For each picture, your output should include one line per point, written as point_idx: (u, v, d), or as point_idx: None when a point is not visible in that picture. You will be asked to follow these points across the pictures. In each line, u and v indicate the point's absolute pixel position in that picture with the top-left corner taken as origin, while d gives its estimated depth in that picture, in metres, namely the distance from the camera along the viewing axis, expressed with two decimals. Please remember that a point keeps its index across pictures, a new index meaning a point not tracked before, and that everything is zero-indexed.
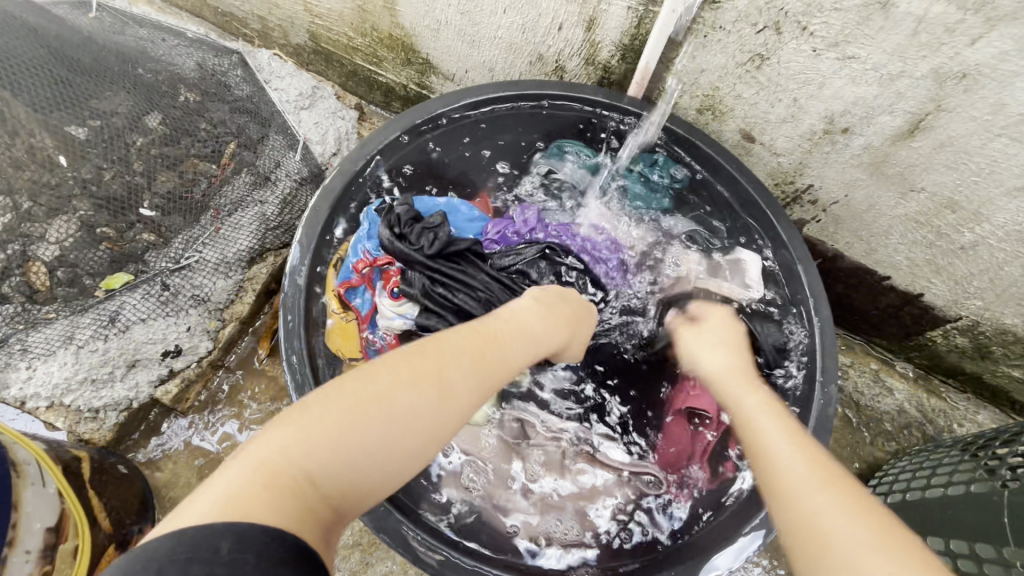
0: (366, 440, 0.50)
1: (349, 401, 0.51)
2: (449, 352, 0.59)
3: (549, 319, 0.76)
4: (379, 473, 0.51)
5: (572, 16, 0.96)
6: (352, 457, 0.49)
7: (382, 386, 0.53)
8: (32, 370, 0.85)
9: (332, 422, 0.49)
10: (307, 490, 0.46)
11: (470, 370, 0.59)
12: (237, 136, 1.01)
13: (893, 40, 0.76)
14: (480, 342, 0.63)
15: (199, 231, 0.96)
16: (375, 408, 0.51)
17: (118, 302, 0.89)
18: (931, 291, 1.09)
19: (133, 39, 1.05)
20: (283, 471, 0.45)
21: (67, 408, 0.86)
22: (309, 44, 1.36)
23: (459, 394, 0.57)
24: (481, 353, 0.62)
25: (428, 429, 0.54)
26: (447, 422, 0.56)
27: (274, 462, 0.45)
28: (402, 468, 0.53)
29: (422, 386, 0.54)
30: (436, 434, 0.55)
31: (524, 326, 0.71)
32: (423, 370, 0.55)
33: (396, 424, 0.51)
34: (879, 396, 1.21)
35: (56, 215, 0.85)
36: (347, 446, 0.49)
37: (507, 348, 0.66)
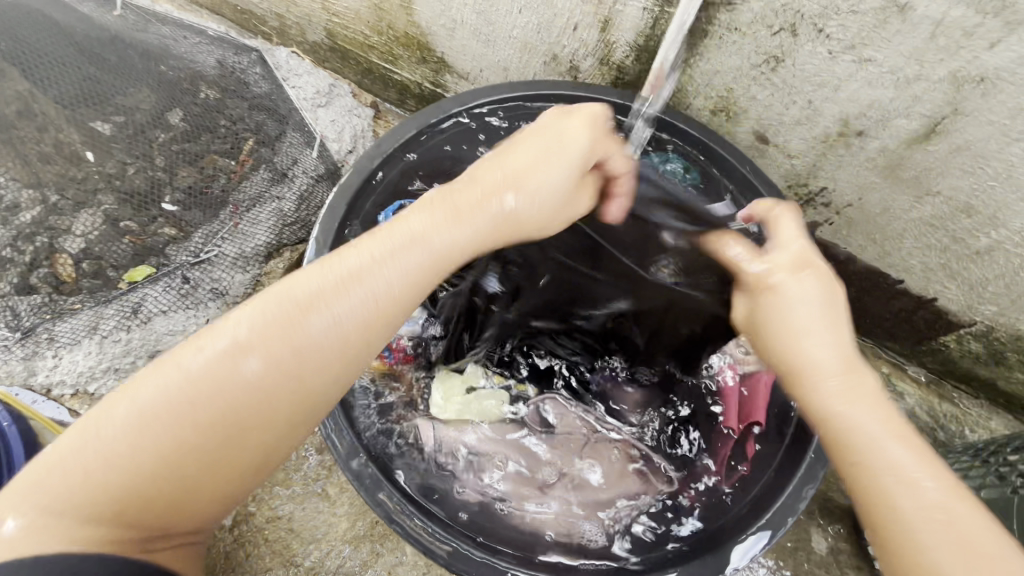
0: (153, 451, 0.50)
1: (134, 418, 0.50)
2: (256, 321, 0.53)
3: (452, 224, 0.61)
4: (183, 475, 0.51)
5: (588, 17, 0.97)
6: (168, 451, 0.50)
7: (170, 388, 0.51)
8: (58, 359, 0.87)
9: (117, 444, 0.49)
10: (110, 508, 0.49)
11: (276, 339, 0.53)
12: (255, 133, 1.04)
13: (910, 44, 0.76)
14: (313, 299, 0.55)
15: (218, 226, 0.98)
16: (175, 404, 0.50)
17: (140, 294, 0.91)
18: (945, 295, 1.09)
19: (156, 37, 1.08)
20: (72, 503, 0.48)
21: (91, 396, 0.87)
22: (325, 42, 1.38)
23: (265, 377, 0.52)
24: (304, 311, 0.54)
25: (234, 418, 0.52)
26: (254, 402, 0.52)
27: (68, 489, 0.48)
28: (216, 454, 0.52)
29: (211, 378, 0.51)
30: (248, 420, 0.53)
31: (394, 256, 0.58)
32: (218, 360, 0.52)
33: (202, 417, 0.51)
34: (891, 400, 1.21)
35: (82, 209, 0.92)
36: (154, 446, 0.50)
37: (340, 295, 0.55)
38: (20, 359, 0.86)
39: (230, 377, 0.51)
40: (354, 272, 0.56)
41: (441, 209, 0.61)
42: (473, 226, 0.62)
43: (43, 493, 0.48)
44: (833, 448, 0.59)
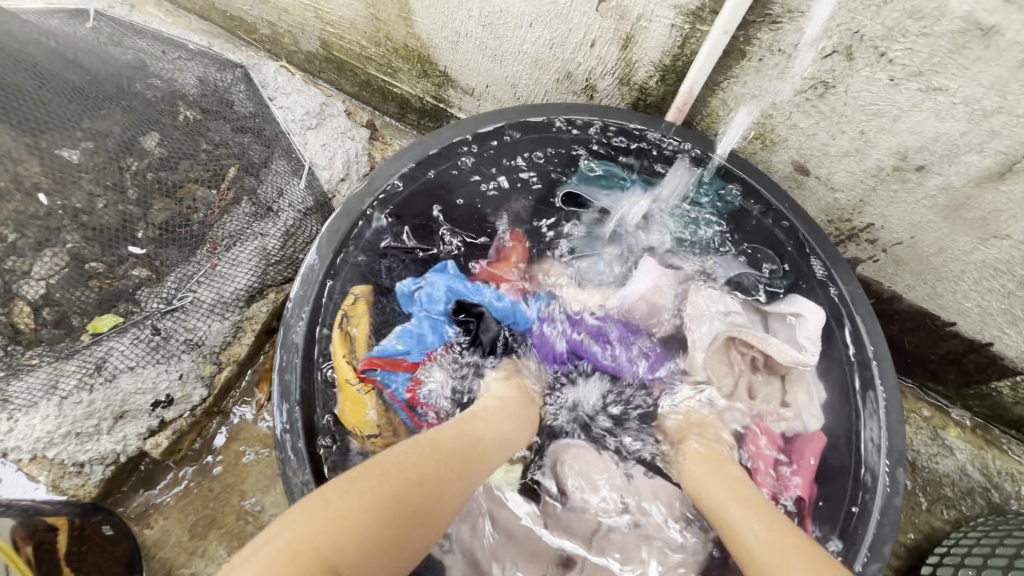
0: (408, 511, 0.50)
1: (358, 505, 0.47)
2: (437, 449, 0.59)
3: (523, 415, 0.78)
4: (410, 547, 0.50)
5: (607, 33, 0.86)
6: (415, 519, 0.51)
7: (385, 478, 0.51)
8: (13, 422, 0.77)
9: (342, 525, 0.45)
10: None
11: (458, 468, 0.59)
12: (239, 159, 0.95)
13: (993, 73, 0.64)
14: (469, 448, 0.63)
15: (194, 267, 0.89)
16: (424, 474, 0.54)
17: (105, 348, 0.81)
18: (1003, 341, 0.98)
19: (131, 52, 0.99)
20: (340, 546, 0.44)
21: (51, 462, 0.77)
22: (320, 53, 1.28)
23: (453, 496, 0.56)
24: (470, 455, 0.62)
25: (429, 523, 0.52)
26: (440, 515, 0.54)
27: (286, 559, 0.41)
28: (431, 533, 0.53)
29: (421, 482, 0.53)
30: (442, 521, 0.55)
31: (503, 429, 0.71)
32: (428, 467, 0.55)
33: (438, 493, 0.54)
34: (937, 456, 1.05)
35: (43, 249, 0.83)
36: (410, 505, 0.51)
37: (489, 448, 0.66)
38: None
39: (434, 488, 0.54)
40: (482, 430, 0.68)
41: (509, 396, 0.79)
42: (531, 422, 0.80)
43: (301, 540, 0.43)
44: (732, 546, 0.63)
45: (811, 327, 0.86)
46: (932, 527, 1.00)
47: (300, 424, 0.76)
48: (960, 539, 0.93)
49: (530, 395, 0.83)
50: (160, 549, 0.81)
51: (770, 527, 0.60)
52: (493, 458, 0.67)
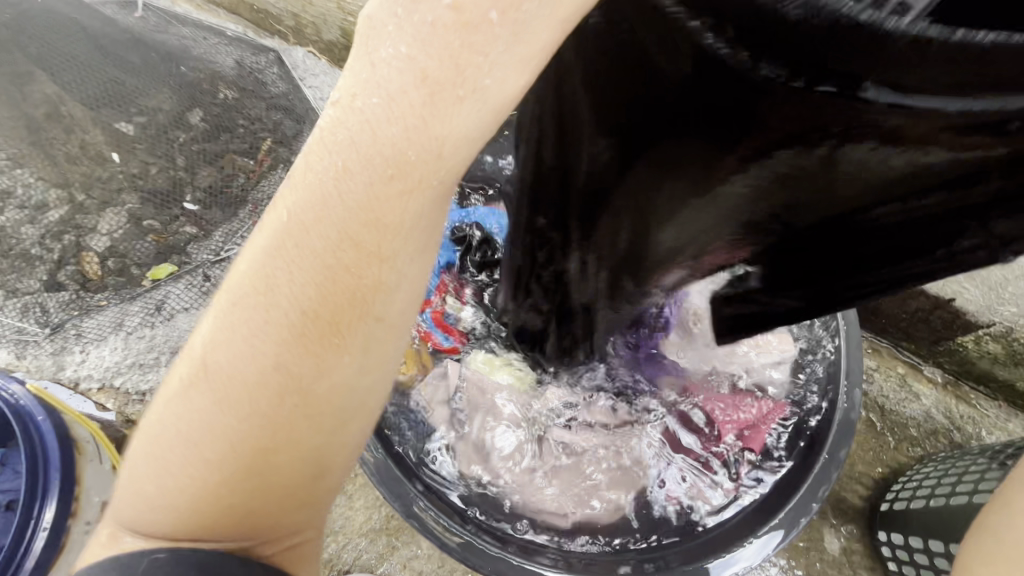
0: (216, 427, 0.36)
1: (154, 454, 0.37)
2: (251, 300, 0.35)
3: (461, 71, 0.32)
4: (264, 445, 0.36)
5: None
6: (230, 430, 0.36)
7: (174, 407, 0.36)
8: (85, 354, 0.88)
9: (144, 485, 0.37)
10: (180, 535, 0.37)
11: (296, 311, 0.35)
12: (272, 133, 1.07)
13: None
14: (332, 249, 0.35)
15: (238, 224, 0.99)
16: (217, 366, 0.36)
17: (163, 292, 0.92)
18: (964, 295, 1.08)
19: (176, 38, 1.10)
20: (165, 503, 0.36)
21: (117, 391, 0.87)
22: (341, 41, 1.39)
23: (305, 361, 0.36)
24: (325, 268, 0.35)
25: (280, 412, 0.36)
26: (295, 393, 0.36)
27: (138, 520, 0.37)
28: (290, 412, 0.36)
29: (226, 389, 0.36)
30: (302, 392, 0.36)
31: (428, 139, 0.33)
32: (228, 355, 0.36)
33: (255, 378, 0.35)
34: (905, 401, 1.16)
35: (107, 208, 0.95)
36: (210, 427, 0.35)
37: (394, 206, 0.34)
38: (49, 354, 0.87)
39: (245, 382, 0.36)
40: (345, 168, 0.34)
41: (424, 68, 0.32)
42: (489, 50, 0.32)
43: (133, 505, 0.37)
44: None
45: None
46: (898, 463, 1.10)
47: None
48: (920, 470, 1.04)
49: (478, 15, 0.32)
50: None
51: None
52: (407, 220, 0.35)
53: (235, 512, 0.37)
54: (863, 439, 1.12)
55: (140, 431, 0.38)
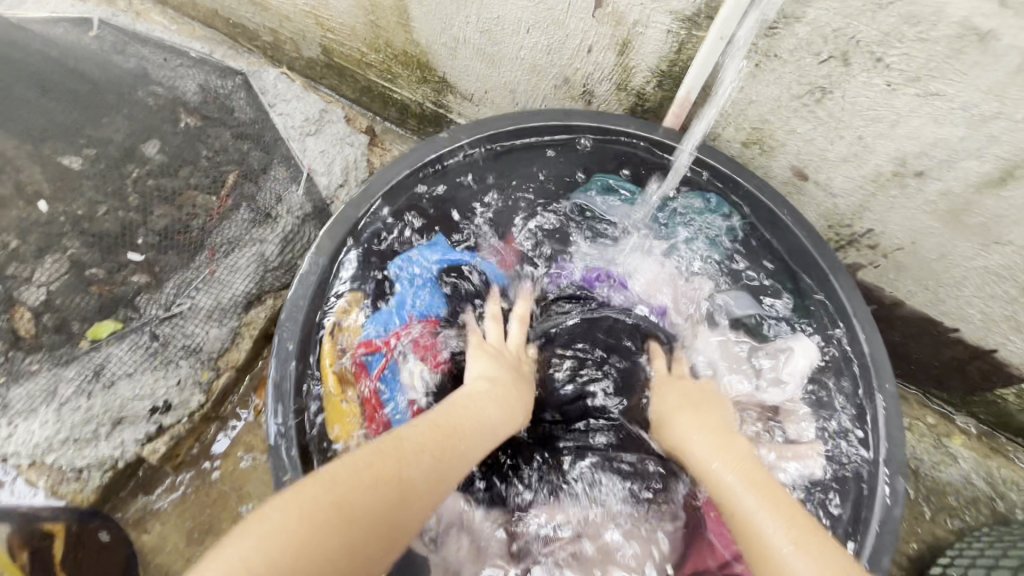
0: (361, 517, 0.51)
1: (310, 504, 0.50)
2: (411, 447, 0.60)
3: (505, 404, 0.74)
4: (369, 552, 0.51)
5: (604, 39, 0.86)
6: (365, 525, 0.51)
7: (340, 478, 0.53)
8: (12, 428, 0.77)
9: (281, 524, 0.48)
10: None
11: (431, 469, 0.60)
12: (238, 166, 0.96)
13: (990, 78, 0.64)
14: (441, 443, 0.63)
15: (193, 273, 0.88)
16: (376, 473, 0.55)
17: (104, 354, 0.81)
18: (1007, 348, 0.96)
19: (134, 59, 1.00)
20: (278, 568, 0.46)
21: (50, 467, 0.77)
22: (321, 58, 1.28)
23: (412, 501, 0.56)
24: (444, 453, 0.62)
25: (389, 529, 0.54)
26: (403, 520, 0.55)
27: None
28: (392, 529, 0.54)
29: (388, 489, 0.55)
30: (403, 522, 0.55)
31: (481, 419, 0.70)
32: (382, 472, 0.56)
33: (392, 494, 0.55)
34: (941, 464, 1.04)
35: (45, 254, 0.85)
36: (359, 516, 0.51)
37: (469, 438, 0.67)
38: None
39: (396, 489, 0.55)
40: (473, 387, 0.74)
41: (494, 385, 0.76)
42: (522, 398, 0.78)
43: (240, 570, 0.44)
44: (766, 495, 0.61)
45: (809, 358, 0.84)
46: (934, 536, 0.99)
47: (290, 418, 0.76)
48: (962, 550, 0.92)
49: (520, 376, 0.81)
50: (157, 554, 0.82)
51: (784, 509, 0.58)
52: (471, 450, 0.67)
53: None
54: None
55: (274, 506, 0.49)
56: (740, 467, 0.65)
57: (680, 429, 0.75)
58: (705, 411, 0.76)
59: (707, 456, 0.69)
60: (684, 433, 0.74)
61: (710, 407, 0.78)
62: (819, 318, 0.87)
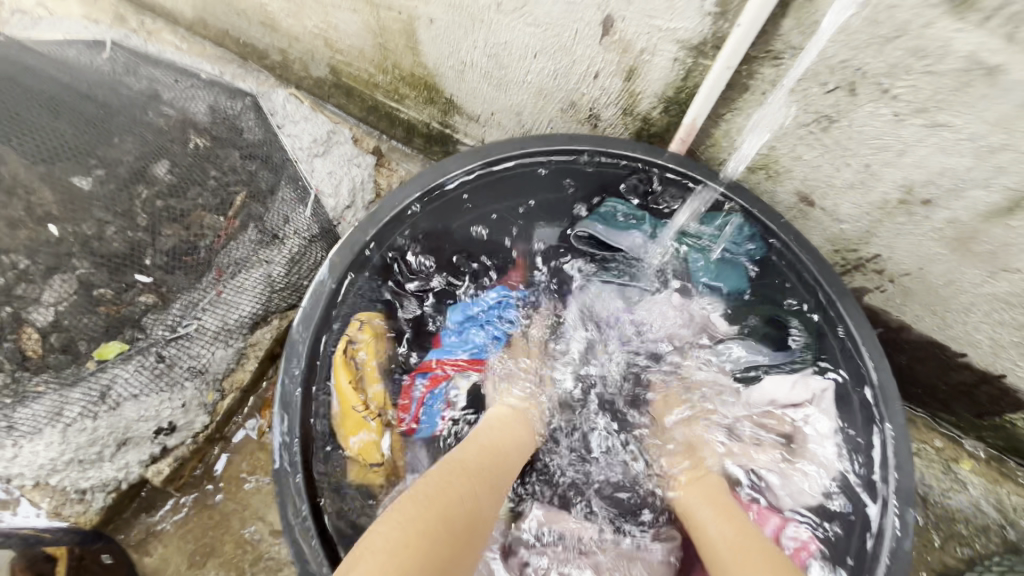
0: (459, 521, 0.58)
1: (416, 519, 0.55)
2: (475, 464, 0.68)
3: (528, 423, 0.83)
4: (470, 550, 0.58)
5: (611, 65, 0.87)
6: (464, 527, 0.58)
7: (432, 492, 0.59)
8: (17, 449, 0.76)
9: (395, 540, 0.53)
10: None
11: (493, 482, 0.68)
12: (246, 186, 0.96)
13: (999, 110, 0.64)
14: (493, 459, 0.71)
15: (200, 294, 0.88)
16: (455, 484, 0.62)
17: (109, 376, 0.80)
18: (1016, 374, 0.96)
19: (145, 81, 1.02)
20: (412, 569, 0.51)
21: (54, 489, 0.77)
22: (329, 78, 1.30)
23: (488, 508, 0.64)
24: (496, 465, 0.71)
25: (479, 531, 0.60)
26: (485, 523, 0.62)
27: None
28: (480, 532, 0.61)
29: (471, 498, 0.62)
30: (484, 525, 0.62)
31: (517, 438, 0.78)
32: (461, 483, 0.63)
33: (476, 502, 0.62)
34: (949, 490, 1.03)
35: (54, 274, 0.85)
36: (458, 521, 0.58)
37: (513, 455, 0.75)
38: None
39: (476, 497, 0.63)
40: (504, 413, 0.82)
41: (520, 408, 0.85)
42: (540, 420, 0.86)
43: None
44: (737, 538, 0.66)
45: (782, 393, 0.89)
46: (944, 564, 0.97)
47: (294, 440, 0.76)
48: None
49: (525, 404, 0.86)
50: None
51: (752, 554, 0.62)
52: (516, 466, 0.75)
53: None
54: None
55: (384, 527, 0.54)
56: (722, 517, 0.71)
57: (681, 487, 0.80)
58: (696, 472, 0.82)
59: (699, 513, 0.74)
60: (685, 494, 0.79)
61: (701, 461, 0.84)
62: (833, 348, 0.86)
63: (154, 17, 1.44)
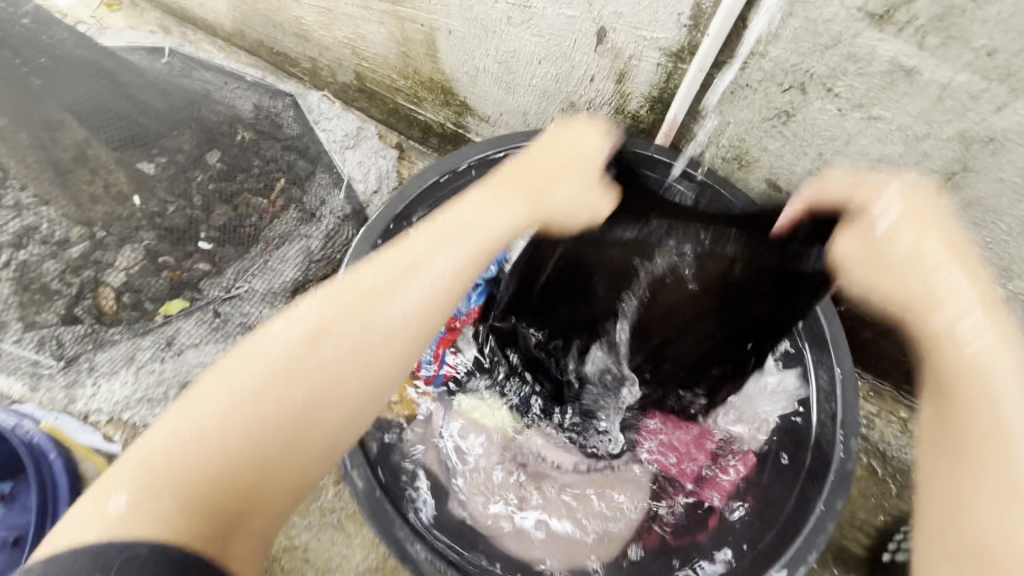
0: (274, 388, 0.51)
1: (215, 400, 0.49)
2: (322, 353, 0.53)
3: (497, 199, 0.65)
4: (286, 412, 0.51)
5: (604, 69, 1.02)
6: (278, 397, 0.51)
7: (245, 397, 0.50)
8: (96, 388, 0.91)
9: (193, 428, 0.48)
10: (171, 505, 0.46)
11: (342, 328, 0.54)
12: (286, 173, 1.11)
13: (918, 104, 0.78)
14: (370, 285, 0.57)
15: (249, 262, 1.03)
16: (279, 352, 0.52)
17: (174, 327, 0.96)
18: None
19: (199, 82, 1.16)
20: (186, 475, 0.47)
21: (125, 424, 0.90)
22: (354, 84, 1.45)
23: (331, 350, 0.53)
24: (370, 295, 0.56)
25: (306, 383, 0.52)
26: (317, 374, 0.52)
27: (155, 472, 0.47)
28: (308, 388, 0.52)
29: (296, 361, 0.52)
30: (319, 374, 0.52)
31: (466, 220, 0.62)
32: (286, 348, 0.53)
33: (314, 360, 0.52)
34: (908, 447, 1.16)
35: (125, 244, 0.99)
36: (276, 387, 0.51)
37: (413, 273, 0.57)
38: (62, 387, 0.90)
39: (311, 341, 0.53)
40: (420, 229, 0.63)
41: (530, 181, 0.67)
42: (527, 181, 0.67)
43: (148, 467, 0.47)
44: (993, 445, 0.54)
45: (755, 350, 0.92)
46: (902, 511, 1.09)
47: None
48: None
49: (575, 166, 0.70)
50: None
51: None
52: (423, 297, 0.57)
53: (243, 481, 0.48)
54: (866, 486, 1.11)
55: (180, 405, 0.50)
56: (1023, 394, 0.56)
57: (931, 318, 0.61)
58: (981, 291, 0.60)
59: (958, 352, 0.59)
60: (940, 322, 0.60)
61: (911, 275, 0.62)
62: None
63: (195, 30, 1.60)
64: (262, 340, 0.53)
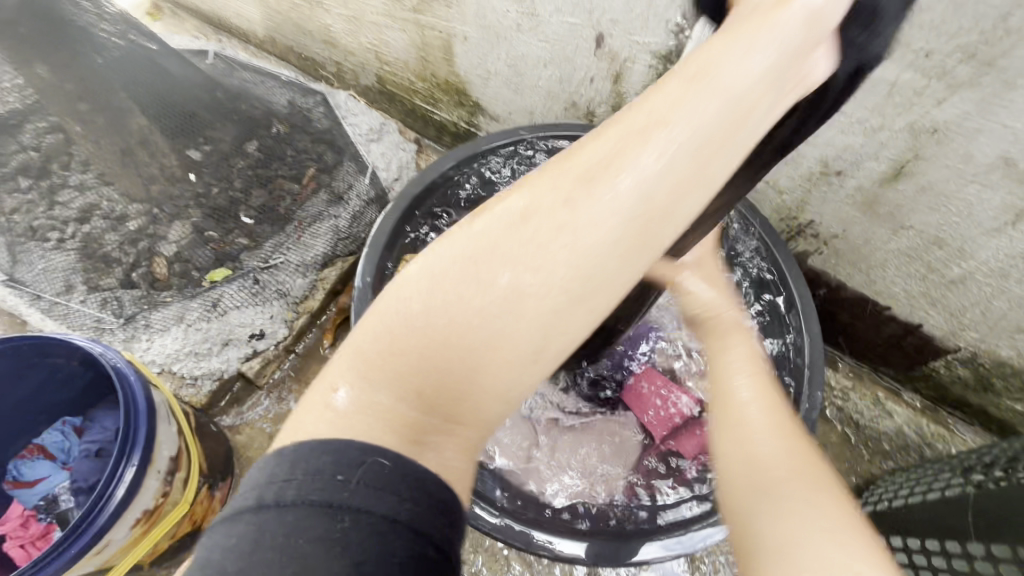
0: (477, 285, 0.44)
1: (421, 295, 0.45)
2: (526, 238, 0.44)
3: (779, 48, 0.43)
4: (484, 316, 0.44)
5: (603, 71, 1.14)
6: (472, 303, 0.44)
7: (438, 285, 0.45)
8: (151, 341, 1.07)
9: (402, 320, 0.45)
10: (388, 399, 0.44)
11: (548, 224, 0.44)
12: (317, 161, 1.23)
13: (872, 100, 0.90)
14: (584, 166, 0.44)
15: (285, 237, 1.18)
16: (478, 244, 0.45)
17: (218, 292, 1.10)
18: (930, 322, 1.18)
19: (241, 80, 1.30)
20: (398, 366, 0.44)
21: (174, 374, 1.05)
22: (376, 86, 1.59)
23: (545, 253, 0.44)
24: (587, 178, 0.44)
25: (518, 284, 0.44)
26: (518, 274, 0.44)
27: (370, 355, 0.45)
28: (519, 290, 0.44)
29: (493, 256, 0.45)
30: (522, 270, 0.44)
31: (707, 83, 0.43)
32: (489, 238, 0.45)
33: (515, 259, 0.44)
34: (879, 418, 1.34)
35: (176, 220, 1.10)
36: (475, 284, 0.44)
37: (642, 147, 0.43)
38: (122, 340, 1.06)
39: (515, 234, 0.45)
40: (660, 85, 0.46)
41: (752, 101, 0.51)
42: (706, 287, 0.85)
43: (361, 357, 0.46)
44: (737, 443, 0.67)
45: None
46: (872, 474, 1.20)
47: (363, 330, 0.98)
48: (889, 482, 1.11)
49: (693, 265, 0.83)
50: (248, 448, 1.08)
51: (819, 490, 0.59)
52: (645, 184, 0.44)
53: (440, 389, 0.44)
54: None
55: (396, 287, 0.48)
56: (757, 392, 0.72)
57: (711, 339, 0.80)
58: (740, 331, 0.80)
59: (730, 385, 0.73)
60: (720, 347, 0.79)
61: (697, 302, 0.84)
62: None
63: (229, 37, 1.76)
64: (464, 228, 0.47)
